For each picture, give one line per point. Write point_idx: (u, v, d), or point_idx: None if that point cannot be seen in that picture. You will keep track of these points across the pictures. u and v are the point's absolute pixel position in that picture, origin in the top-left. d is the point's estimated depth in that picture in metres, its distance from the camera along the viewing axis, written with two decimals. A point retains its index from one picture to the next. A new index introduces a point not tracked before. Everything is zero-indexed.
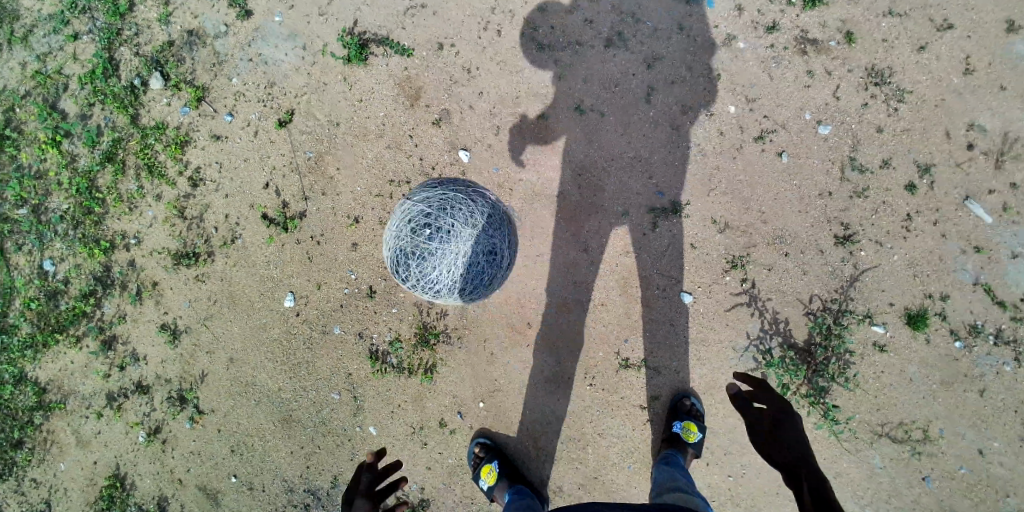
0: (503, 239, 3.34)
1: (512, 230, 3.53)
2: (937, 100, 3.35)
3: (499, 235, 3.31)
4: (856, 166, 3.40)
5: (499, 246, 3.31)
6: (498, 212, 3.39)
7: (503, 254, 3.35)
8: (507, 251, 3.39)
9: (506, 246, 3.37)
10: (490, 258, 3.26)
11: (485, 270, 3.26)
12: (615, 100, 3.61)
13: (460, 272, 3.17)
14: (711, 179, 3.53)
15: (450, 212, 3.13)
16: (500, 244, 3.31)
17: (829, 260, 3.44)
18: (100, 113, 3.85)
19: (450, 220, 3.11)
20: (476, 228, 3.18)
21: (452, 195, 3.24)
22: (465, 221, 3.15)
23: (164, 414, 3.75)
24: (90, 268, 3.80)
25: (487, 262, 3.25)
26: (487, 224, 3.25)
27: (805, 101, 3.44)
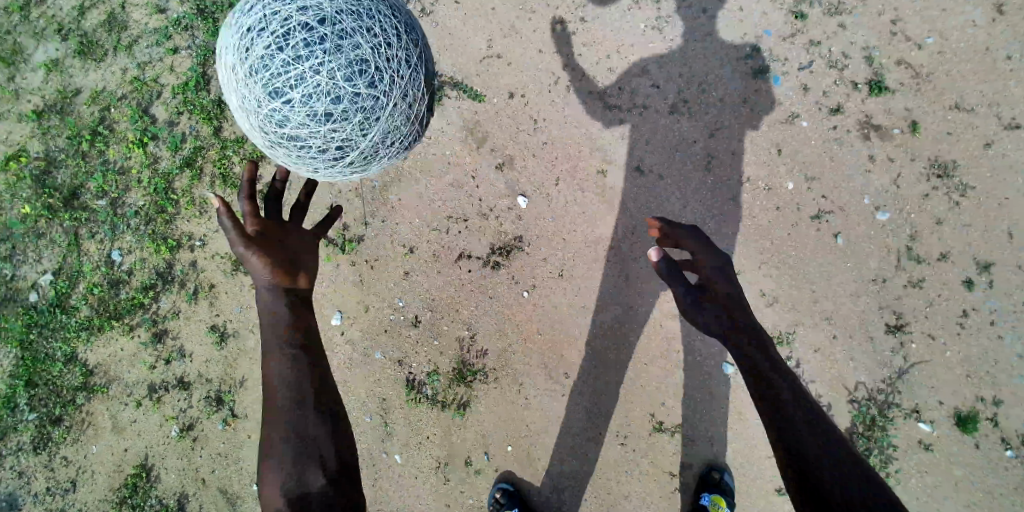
0: (376, 116, 2.28)
1: (390, 134, 2.38)
2: (1002, 198, 3.36)
3: (378, 99, 2.26)
4: (912, 255, 3.41)
5: (365, 112, 2.25)
6: (419, 98, 2.41)
7: (354, 133, 2.29)
8: (364, 132, 2.30)
9: (372, 123, 2.29)
10: (341, 111, 2.21)
11: (322, 120, 2.22)
12: (675, 164, 3.71)
13: (299, 94, 2.17)
14: (764, 251, 3.56)
15: (366, 25, 2.21)
16: (367, 109, 2.25)
17: (878, 347, 3.41)
18: (186, 122, 4.02)
19: (354, 33, 2.17)
20: (355, 60, 2.18)
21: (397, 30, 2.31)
22: (364, 46, 2.19)
23: (199, 413, 3.83)
24: (154, 262, 3.96)
25: (326, 106, 2.19)
26: (377, 69, 2.22)
27: (864, 187, 3.49)
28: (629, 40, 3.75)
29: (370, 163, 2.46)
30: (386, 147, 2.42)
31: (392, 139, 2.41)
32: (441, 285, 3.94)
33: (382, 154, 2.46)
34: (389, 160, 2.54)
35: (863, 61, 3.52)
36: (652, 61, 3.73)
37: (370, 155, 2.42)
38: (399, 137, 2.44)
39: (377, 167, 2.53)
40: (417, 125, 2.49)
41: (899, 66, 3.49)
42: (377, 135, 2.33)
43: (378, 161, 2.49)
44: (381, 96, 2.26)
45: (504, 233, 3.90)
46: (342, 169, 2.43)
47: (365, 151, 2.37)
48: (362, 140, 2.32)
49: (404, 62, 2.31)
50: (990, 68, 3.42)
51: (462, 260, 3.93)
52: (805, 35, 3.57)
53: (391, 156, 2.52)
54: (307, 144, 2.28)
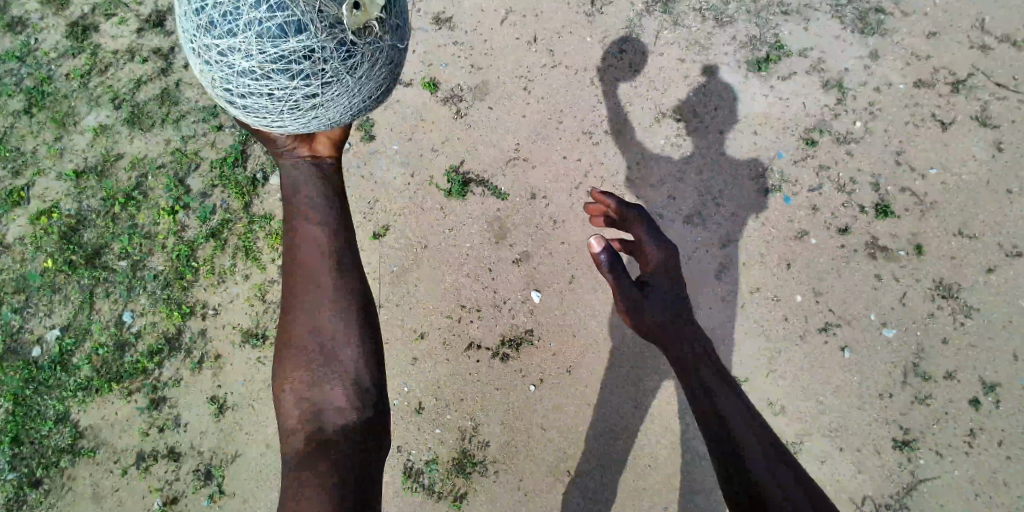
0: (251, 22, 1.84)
1: (268, 45, 1.86)
2: (1005, 322, 3.50)
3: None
4: (920, 372, 3.47)
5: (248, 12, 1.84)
6: (322, 23, 1.86)
7: (224, 30, 1.88)
8: (236, 33, 1.87)
9: (243, 21, 1.85)
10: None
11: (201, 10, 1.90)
12: (689, 268, 3.80)
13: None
14: (772, 358, 3.63)
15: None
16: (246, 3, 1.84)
17: (885, 461, 3.39)
18: (218, 195, 4.11)
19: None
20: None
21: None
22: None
23: (184, 486, 3.69)
24: (164, 327, 3.94)
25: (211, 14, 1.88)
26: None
27: (869, 303, 3.63)
28: (651, 153, 4.00)
29: (252, 94, 1.97)
30: (264, 69, 1.90)
31: (272, 57, 1.88)
32: (449, 372, 3.92)
33: (266, 84, 1.94)
34: (275, 97, 1.98)
35: (869, 186, 3.80)
36: (670, 174, 3.96)
37: (240, 69, 1.92)
38: (285, 63, 1.89)
39: (261, 102, 1.99)
40: (314, 61, 1.90)
41: (904, 193, 3.76)
42: (247, 34, 1.85)
43: (261, 96, 1.97)
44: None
45: (516, 325, 3.96)
46: (222, 88, 1.99)
47: (247, 76, 1.92)
48: (229, 48, 1.89)
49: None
50: (990, 199, 3.69)
51: (471, 349, 3.94)
52: (815, 160, 3.86)
53: (279, 94, 1.97)
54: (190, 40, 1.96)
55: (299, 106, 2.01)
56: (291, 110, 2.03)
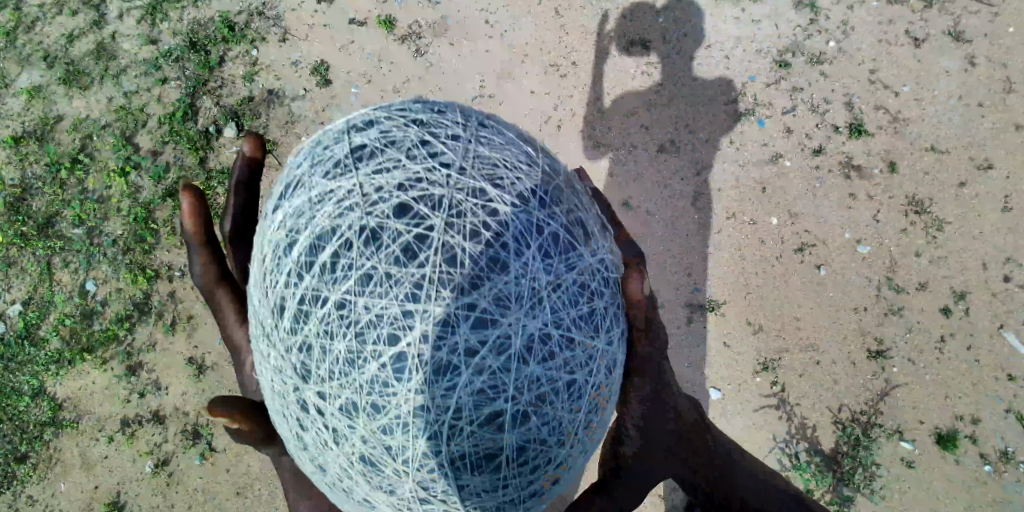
0: (411, 245, 1.48)
1: (479, 284, 1.48)
2: (975, 232, 3.55)
3: (424, 216, 1.49)
4: (892, 286, 3.56)
5: (429, 261, 1.46)
6: (517, 226, 1.52)
7: (385, 280, 1.47)
8: (411, 287, 1.46)
9: (418, 263, 1.47)
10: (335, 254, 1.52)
11: (337, 271, 1.49)
12: (662, 199, 3.83)
13: (341, 233, 1.50)
14: (749, 281, 3.68)
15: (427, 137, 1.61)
16: (421, 249, 1.47)
17: (861, 373, 3.50)
18: (171, 152, 4.02)
19: (395, 138, 1.61)
20: (402, 174, 1.53)
21: (487, 138, 1.65)
22: (398, 168, 1.54)
23: (175, 447, 3.62)
24: (131, 292, 3.83)
25: (359, 271, 1.48)
26: (432, 187, 1.51)
27: (843, 222, 3.67)
28: (620, 83, 3.92)
29: (450, 375, 1.47)
30: (443, 320, 1.45)
31: (467, 285, 1.47)
32: None
33: (470, 336, 1.47)
34: (470, 379, 1.48)
35: (843, 106, 3.76)
36: (641, 105, 3.89)
37: (430, 330, 1.45)
38: (484, 309, 1.47)
39: (442, 410, 1.48)
40: (518, 270, 1.50)
41: (877, 111, 3.74)
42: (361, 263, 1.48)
43: (452, 384, 1.47)
44: (424, 211, 1.49)
45: None
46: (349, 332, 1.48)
47: (438, 350, 1.46)
48: (406, 314, 1.46)
49: (487, 176, 1.56)
50: (962, 114, 3.67)
51: None
52: (788, 81, 3.79)
53: (479, 386, 1.48)
54: (326, 313, 1.49)
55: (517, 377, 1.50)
56: (479, 444, 1.52)
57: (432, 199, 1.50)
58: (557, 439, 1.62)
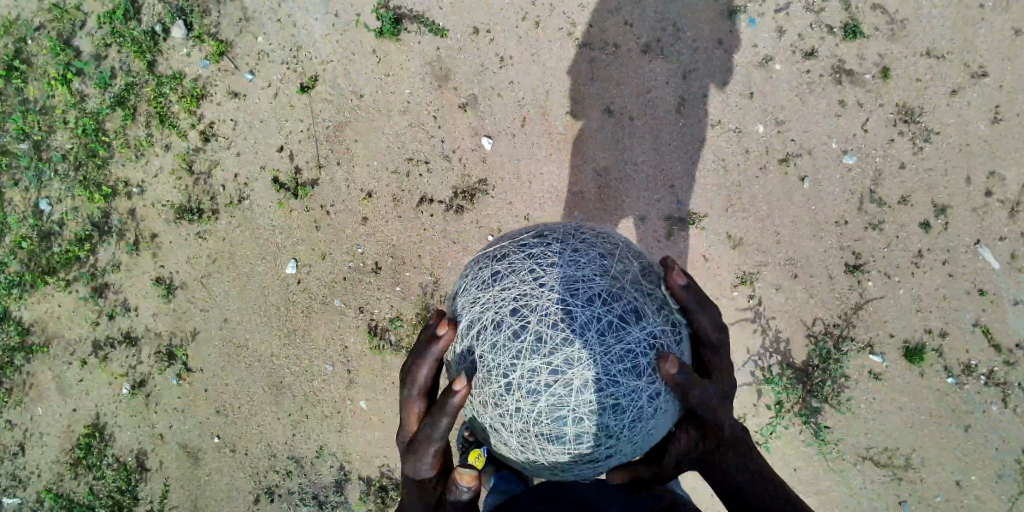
0: (517, 311, 1.91)
1: (552, 333, 1.87)
2: (962, 145, 3.42)
3: (521, 295, 1.93)
4: (875, 199, 3.46)
5: (525, 330, 1.88)
6: (583, 316, 1.88)
7: (501, 338, 1.91)
8: (518, 347, 1.89)
9: (524, 328, 1.89)
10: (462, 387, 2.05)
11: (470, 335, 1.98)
12: (644, 105, 3.64)
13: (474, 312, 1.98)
14: (731, 193, 3.57)
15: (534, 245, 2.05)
16: (519, 312, 1.90)
17: (836, 286, 3.46)
18: (115, 56, 3.73)
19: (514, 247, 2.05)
20: (515, 269, 1.98)
21: (577, 248, 2.01)
22: (517, 281, 1.95)
23: (151, 368, 3.63)
24: (88, 212, 3.67)
25: (492, 328, 1.93)
26: (530, 278, 1.94)
27: (831, 131, 3.51)
28: None
29: (535, 399, 1.88)
30: (530, 366, 1.87)
31: (543, 351, 1.86)
32: (402, 231, 3.75)
33: (540, 387, 1.87)
34: (539, 408, 1.88)
35: (838, 5, 3.49)
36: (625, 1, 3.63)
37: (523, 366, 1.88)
38: (556, 367, 1.86)
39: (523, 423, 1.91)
40: (588, 344, 1.86)
41: (874, 11, 3.47)
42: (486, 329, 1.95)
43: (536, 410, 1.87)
44: (526, 292, 1.92)
45: (469, 176, 3.74)
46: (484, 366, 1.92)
47: (531, 386, 1.87)
48: (515, 360, 1.89)
49: (577, 267, 1.96)
50: (962, 17, 3.42)
51: (424, 205, 3.75)
52: None
53: (548, 414, 1.88)
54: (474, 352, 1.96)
55: (577, 413, 1.87)
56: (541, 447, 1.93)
57: (534, 289, 1.92)
58: (603, 448, 1.92)
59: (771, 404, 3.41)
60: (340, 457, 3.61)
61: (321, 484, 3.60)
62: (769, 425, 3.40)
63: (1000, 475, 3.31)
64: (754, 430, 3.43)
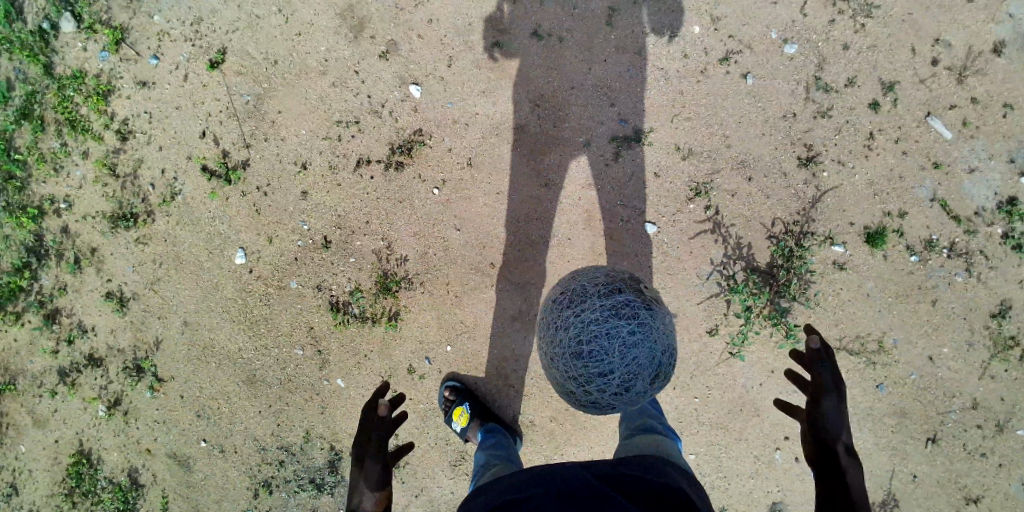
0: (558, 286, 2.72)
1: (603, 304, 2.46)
2: (904, 15, 3.27)
3: (604, 293, 2.48)
4: (821, 85, 3.33)
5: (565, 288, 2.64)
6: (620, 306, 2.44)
7: (565, 298, 2.56)
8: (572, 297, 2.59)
9: (587, 305, 2.47)
10: (563, 327, 2.50)
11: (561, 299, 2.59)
12: (573, 22, 3.41)
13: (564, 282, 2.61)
14: (675, 102, 3.40)
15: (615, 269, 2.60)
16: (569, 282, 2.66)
17: (792, 183, 3.38)
18: (7, 64, 3.46)
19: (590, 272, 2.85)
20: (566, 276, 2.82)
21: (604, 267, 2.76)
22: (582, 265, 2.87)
23: (122, 386, 3.61)
24: (20, 238, 3.51)
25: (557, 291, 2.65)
26: (592, 273, 2.61)
27: (770, 19, 3.33)
28: None
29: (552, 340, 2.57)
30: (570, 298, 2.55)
31: (601, 319, 2.41)
32: (345, 200, 3.59)
33: (581, 344, 2.43)
34: (586, 355, 2.41)
35: None
36: None
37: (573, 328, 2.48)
38: (589, 312, 2.46)
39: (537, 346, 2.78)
40: (613, 317, 2.41)
41: None
42: (585, 306, 2.47)
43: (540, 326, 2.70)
44: (608, 300, 2.46)
45: (403, 130, 3.54)
46: (564, 322, 2.50)
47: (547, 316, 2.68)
48: (562, 304, 2.58)
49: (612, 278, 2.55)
50: None
51: (362, 168, 3.57)
52: None
53: (581, 369, 2.44)
54: (566, 317, 2.51)
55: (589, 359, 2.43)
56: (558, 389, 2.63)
57: (599, 278, 2.56)
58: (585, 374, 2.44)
59: (740, 312, 3.43)
60: (329, 439, 3.66)
61: (316, 467, 3.67)
62: (740, 333, 3.43)
63: (970, 344, 3.36)
64: (726, 340, 3.45)
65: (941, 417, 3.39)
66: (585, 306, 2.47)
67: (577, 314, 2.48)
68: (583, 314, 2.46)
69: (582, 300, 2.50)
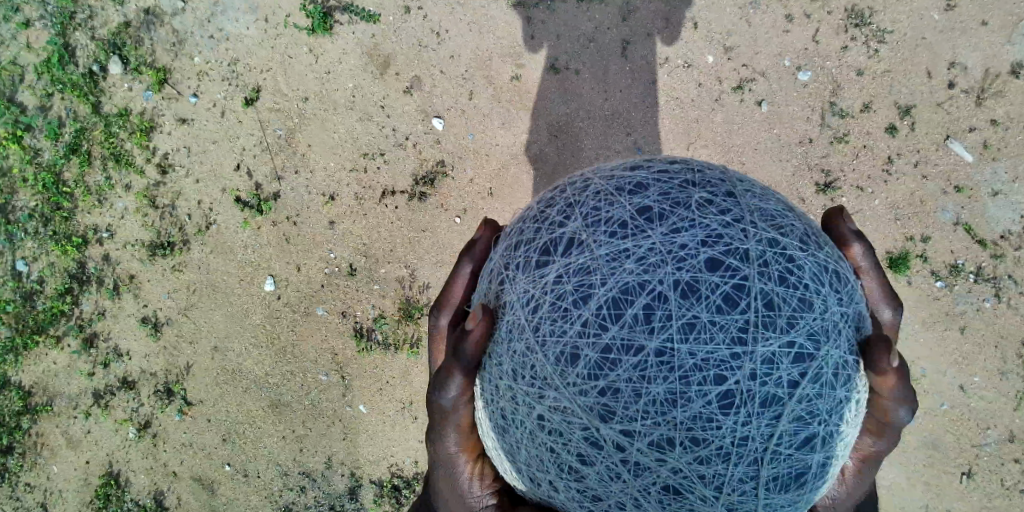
0: (596, 224, 1.59)
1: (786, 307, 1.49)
2: (918, 39, 3.31)
3: (824, 280, 1.56)
4: (836, 111, 3.35)
5: (718, 297, 1.45)
6: (814, 282, 1.54)
7: (704, 308, 1.44)
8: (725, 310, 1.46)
9: (817, 355, 1.48)
10: (744, 390, 1.43)
11: (699, 293, 1.45)
12: (589, 55, 3.52)
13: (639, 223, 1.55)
14: (691, 130, 3.46)
15: (683, 182, 1.67)
16: (691, 246, 1.50)
17: (811, 208, 3.37)
18: (59, 104, 3.68)
19: (549, 193, 1.83)
20: (581, 213, 1.64)
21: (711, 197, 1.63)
22: (693, 224, 1.54)
23: (152, 408, 3.72)
24: (64, 265, 3.70)
25: (684, 298, 1.45)
26: (710, 212, 1.58)
27: (782, 48, 3.39)
28: None
29: (701, 444, 1.43)
30: (767, 358, 1.44)
31: (822, 382, 1.49)
32: (370, 228, 3.70)
33: (805, 446, 1.49)
34: (820, 458, 1.52)
35: None
36: None
37: (773, 395, 1.44)
38: (784, 346, 1.45)
39: (561, 422, 1.52)
40: (838, 371, 1.53)
41: None
42: (785, 338, 1.46)
43: (654, 399, 1.43)
44: (830, 321, 1.53)
45: (425, 161, 3.66)
46: (746, 371, 1.43)
47: (665, 382, 1.43)
48: (738, 351, 1.43)
49: (777, 229, 1.60)
50: None
51: (386, 198, 3.69)
52: None
53: (789, 497, 1.53)
54: (749, 354, 1.43)
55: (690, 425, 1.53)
56: (586, 497, 1.56)
57: (767, 256, 1.51)
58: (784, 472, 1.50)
59: None
60: (350, 465, 3.70)
61: (335, 494, 3.70)
62: None
63: (1003, 373, 3.26)
64: None
65: (977, 451, 3.26)
66: (803, 346, 1.48)
67: (803, 370, 1.46)
68: (809, 372, 1.47)
69: (790, 325, 1.47)
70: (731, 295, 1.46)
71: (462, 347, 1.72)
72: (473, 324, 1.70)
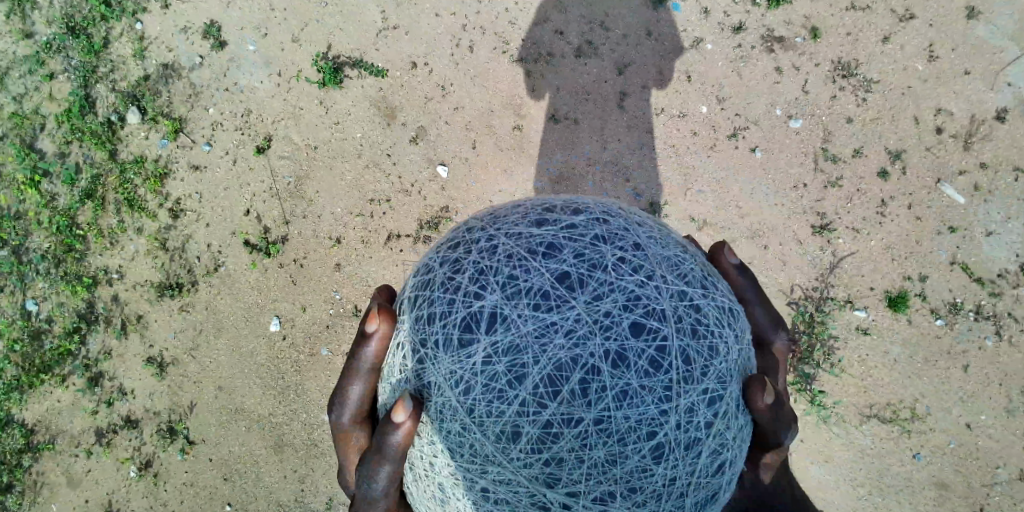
0: (518, 296, 1.65)
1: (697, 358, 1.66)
2: (903, 88, 3.45)
3: (725, 322, 1.76)
4: (829, 156, 3.46)
5: (643, 362, 1.61)
6: (716, 332, 1.72)
7: (633, 373, 1.60)
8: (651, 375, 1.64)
9: (724, 396, 1.70)
10: (665, 440, 1.62)
11: (623, 360, 1.60)
12: (588, 105, 3.67)
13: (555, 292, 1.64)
14: (687, 176, 3.56)
15: (594, 238, 1.75)
16: (615, 311, 1.62)
17: (808, 250, 3.43)
18: (77, 151, 3.84)
19: (453, 253, 1.83)
20: (497, 284, 1.68)
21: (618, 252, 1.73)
22: (611, 289, 1.65)
23: (154, 447, 3.71)
24: (73, 305, 3.76)
25: (614, 364, 1.59)
26: (625, 275, 1.68)
27: (773, 98, 3.53)
28: None
29: (637, 491, 1.62)
30: (687, 409, 1.64)
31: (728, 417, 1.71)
32: (375, 270, 3.78)
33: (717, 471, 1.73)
34: (728, 481, 1.78)
35: None
36: (551, 9, 3.71)
37: (694, 441, 1.65)
38: (694, 397, 1.64)
39: (507, 491, 1.64)
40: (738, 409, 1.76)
41: None
42: (695, 390, 1.65)
43: (594, 461, 1.59)
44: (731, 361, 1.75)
45: (431, 206, 3.76)
46: (671, 422, 1.62)
47: (606, 446, 1.59)
48: (664, 407, 1.61)
49: (684, 281, 1.76)
50: None
51: (391, 242, 3.78)
52: None
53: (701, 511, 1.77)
54: (667, 409, 1.61)
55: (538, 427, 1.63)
56: None
57: (682, 313, 1.68)
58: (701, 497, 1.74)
59: None
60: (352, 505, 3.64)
61: None
62: None
63: (1008, 411, 3.26)
64: None
65: (987, 490, 3.24)
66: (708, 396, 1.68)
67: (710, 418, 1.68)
68: (716, 418, 1.69)
69: (698, 384, 1.65)
70: (648, 362, 1.61)
71: (392, 439, 1.73)
72: (402, 417, 1.70)
